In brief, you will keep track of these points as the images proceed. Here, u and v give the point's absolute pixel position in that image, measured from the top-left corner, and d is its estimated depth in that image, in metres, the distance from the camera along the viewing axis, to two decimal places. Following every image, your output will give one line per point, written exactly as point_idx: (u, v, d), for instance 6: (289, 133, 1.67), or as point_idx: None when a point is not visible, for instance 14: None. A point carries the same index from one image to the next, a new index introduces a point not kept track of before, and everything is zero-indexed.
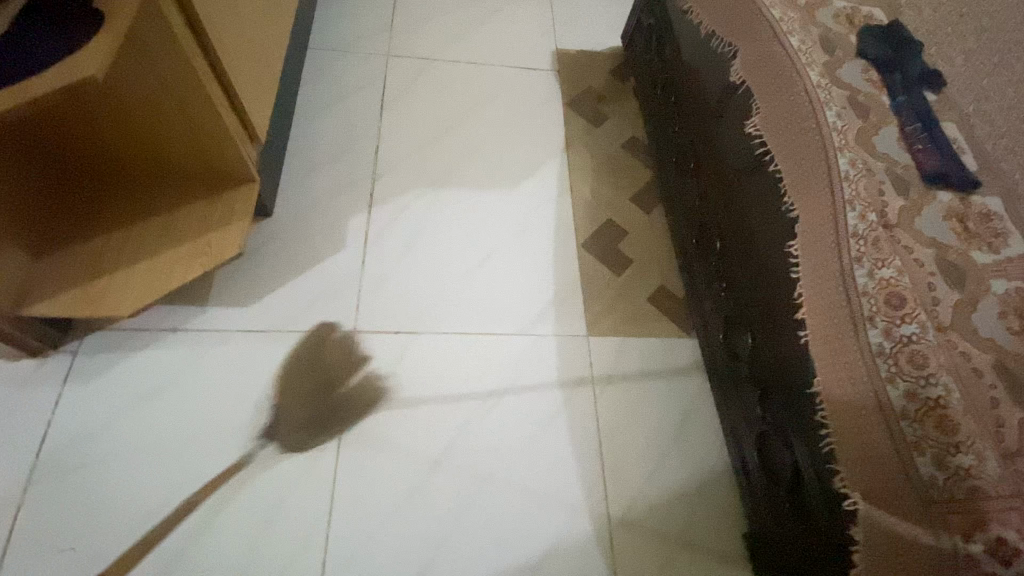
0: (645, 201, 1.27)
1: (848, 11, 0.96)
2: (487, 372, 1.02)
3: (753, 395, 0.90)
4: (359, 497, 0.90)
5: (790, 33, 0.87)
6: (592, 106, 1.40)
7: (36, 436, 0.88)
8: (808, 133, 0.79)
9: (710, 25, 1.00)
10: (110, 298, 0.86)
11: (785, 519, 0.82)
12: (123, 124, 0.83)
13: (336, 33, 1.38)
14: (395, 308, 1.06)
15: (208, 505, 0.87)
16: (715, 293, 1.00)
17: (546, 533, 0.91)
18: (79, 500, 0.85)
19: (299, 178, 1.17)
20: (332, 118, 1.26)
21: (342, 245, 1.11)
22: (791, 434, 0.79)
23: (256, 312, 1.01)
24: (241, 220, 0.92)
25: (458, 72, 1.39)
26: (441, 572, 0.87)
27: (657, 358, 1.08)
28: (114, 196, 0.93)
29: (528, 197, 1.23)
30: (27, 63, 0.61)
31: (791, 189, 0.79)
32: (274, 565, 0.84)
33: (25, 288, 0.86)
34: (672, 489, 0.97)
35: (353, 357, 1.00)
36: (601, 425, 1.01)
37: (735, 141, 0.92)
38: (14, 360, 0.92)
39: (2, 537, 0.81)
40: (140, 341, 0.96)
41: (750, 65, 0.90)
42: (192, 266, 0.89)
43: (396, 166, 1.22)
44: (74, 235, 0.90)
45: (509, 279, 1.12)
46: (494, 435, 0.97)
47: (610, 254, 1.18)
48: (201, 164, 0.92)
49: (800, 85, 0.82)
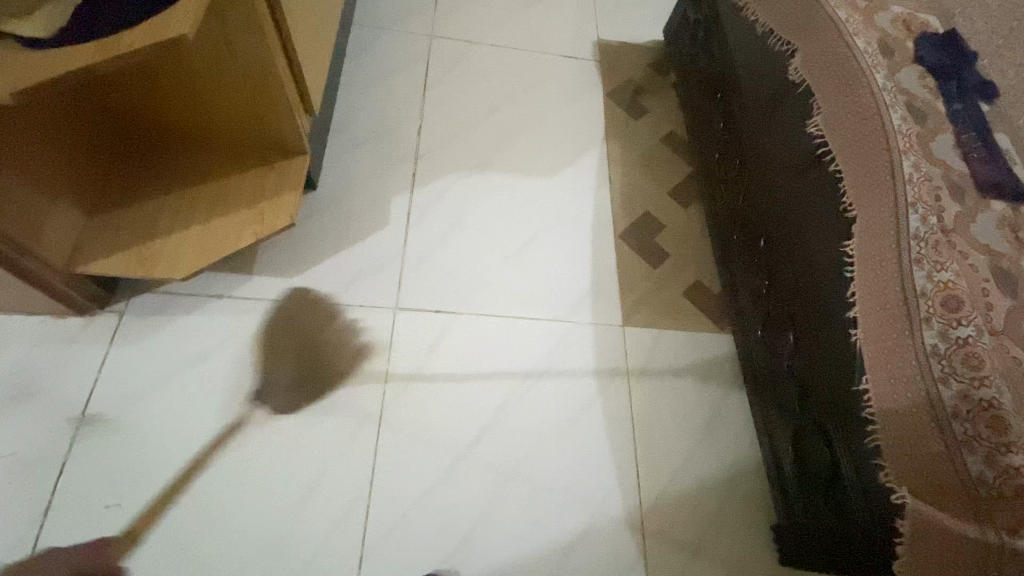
0: (682, 196, 1.28)
1: (905, 16, 0.93)
2: (525, 355, 1.03)
3: (790, 391, 0.91)
4: (398, 471, 0.91)
5: (856, 35, 0.88)
6: (632, 98, 1.40)
7: (80, 393, 0.88)
8: (874, 135, 0.80)
9: (768, 22, 1.00)
10: (163, 260, 0.86)
11: (819, 512, 0.84)
12: (186, 87, 0.83)
13: (379, 11, 1.38)
14: (435, 288, 1.07)
15: (251, 470, 0.88)
16: (756, 289, 1.01)
17: (580, 515, 0.93)
18: (124, 459, 0.85)
19: (343, 154, 1.17)
20: (375, 95, 1.25)
21: (385, 222, 1.11)
22: (832, 431, 0.80)
23: (299, 284, 1.02)
24: (293, 191, 0.93)
25: (500, 56, 1.39)
26: (477, 548, 0.88)
27: (691, 352, 1.10)
28: (169, 159, 0.94)
29: (568, 185, 1.24)
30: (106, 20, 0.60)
31: (851, 190, 0.80)
32: (315, 533, 0.85)
33: (79, 245, 0.86)
34: (702, 479, 0.99)
35: (394, 333, 1.01)
36: (636, 414, 1.02)
37: (790, 138, 0.93)
38: (60, 318, 0.92)
39: (47, 492, 0.82)
40: (186, 306, 0.97)
41: (811, 64, 0.91)
42: (246, 234, 0.89)
43: (439, 147, 1.22)
44: (129, 196, 0.91)
45: (548, 265, 1.13)
46: (531, 418, 0.99)
47: (648, 247, 1.19)
48: (258, 133, 0.92)
49: (865, 88, 0.83)
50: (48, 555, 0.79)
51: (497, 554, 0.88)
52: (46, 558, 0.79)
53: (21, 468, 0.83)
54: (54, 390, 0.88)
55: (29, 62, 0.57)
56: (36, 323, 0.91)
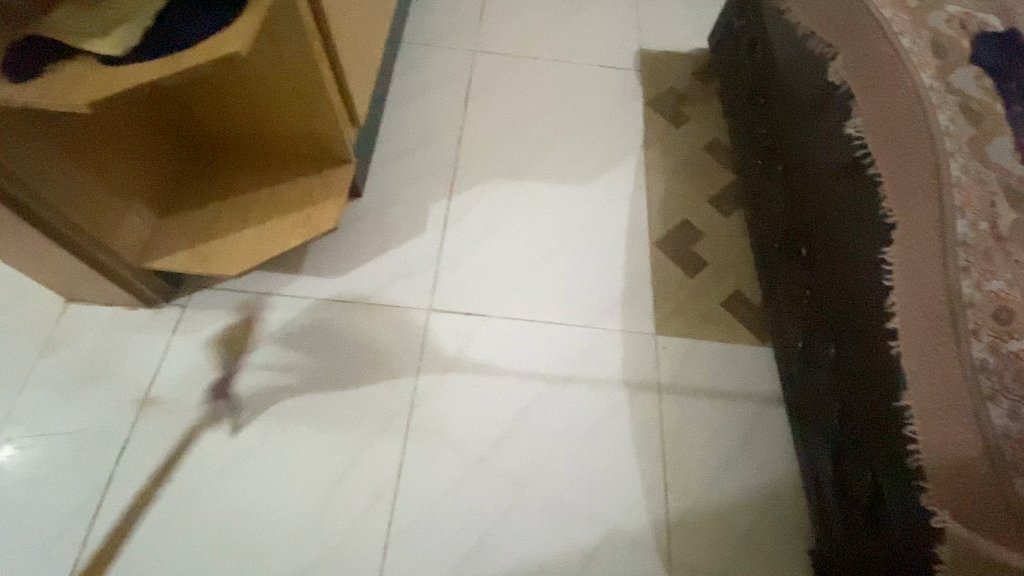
0: (724, 203, 1.25)
1: (961, 14, 0.87)
2: (554, 357, 1.04)
3: (833, 406, 0.86)
4: (427, 464, 0.94)
5: (901, 34, 0.83)
6: (674, 107, 1.39)
7: (144, 377, 0.97)
8: (918, 136, 0.76)
9: (808, 25, 0.97)
10: (222, 258, 0.94)
11: (857, 534, 0.79)
12: (241, 98, 0.91)
13: (428, 29, 1.45)
14: (468, 290, 1.10)
15: (287, 458, 0.93)
16: (797, 299, 0.97)
17: (602, 525, 0.91)
18: (176, 440, 0.93)
19: (388, 163, 1.24)
20: (419, 108, 1.32)
21: (423, 227, 1.17)
22: (871, 447, 0.76)
23: (343, 285, 1.08)
24: (338, 198, 0.99)
25: (542, 68, 1.42)
26: (498, 547, 0.88)
27: (727, 363, 1.05)
28: (226, 165, 1.03)
29: (604, 192, 1.24)
30: (164, 40, 0.64)
31: (892, 195, 0.76)
32: (343, 520, 0.89)
33: (149, 243, 0.95)
34: (734, 497, 0.94)
35: (426, 332, 1.05)
36: (666, 423, 0.99)
37: (829, 142, 0.88)
38: (131, 308, 1.02)
39: (109, 465, 0.90)
40: (240, 301, 1.04)
41: (852, 65, 0.86)
42: (293, 236, 0.96)
43: (478, 157, 1.27)
44: (193, 200, 1.00)
45: (579, 271, 1.13)
46: (556, 420, 0.98)
47: (684, 255, 1.17)
48: (306, 144, 1.00)
49: (909, 87, 0.78)
50: (106, 523, 0.87)
51: (518, 556, 0.88)
52: (104, 524, 0.87)
53: (88, 442, 0.91)
54: (120, 373, 0.97)
55: (107, 76, 0.61)
56: (110, 313, 1.01)
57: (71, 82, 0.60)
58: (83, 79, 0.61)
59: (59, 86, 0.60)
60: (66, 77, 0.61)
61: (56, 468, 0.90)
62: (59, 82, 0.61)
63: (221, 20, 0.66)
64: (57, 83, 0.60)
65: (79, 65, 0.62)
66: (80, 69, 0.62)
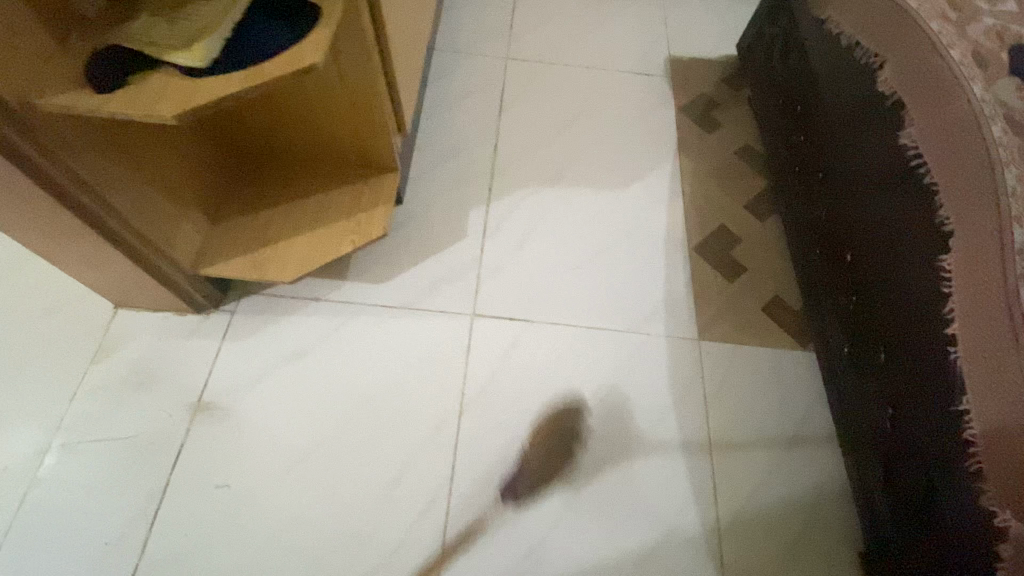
0: (758, 209, 1.26)
1: (998, 27, 0.89)
2: (599, 362, 1.05)
3: (882, 409, 0.87)
4: (480, 468, 0.95)
5: (950, 46, 0.85)
6: (704, 114, 1.41)
7: (196, 383, 0.98)
8: (974, 146, 0.77)
9: (852, 33, 0.97)
10: (276, 265, 0.96)
11: (909, 535, 0.81)
12: (295, 107, 0.91)
13: (459, 36, 1.47)
14: (511, 295, 1.11)
15: (340, 462, 0.94)
16: (841, 304, 0.99)
17: (653, 529, 0.93)
18: (231, 445, 0.94)
19: (427, 169, 1.25)
20: (455, 114, 1.33)
21: (464, 232, 1.18)
22: (927, 450, 0.77)
23: (388, 291, 1.09)
24: (386, 205, 1.00)
25: (573, 75, 1.44)
26: (553, 550, 0.91)
27: (769, 368, 1.07)
28: (274, 173, 1.04)
29: (640, 198, 1.25)
30: (242, 51, 0.65)
31: (948, 203, 0.77)
32: (400, 523, 0.91)
33: (202, 250, 0.96)
34: (784, 501, 0.96)
35: (471, 337, 1.06)
36: (711, 428, 1.01)
37: (876, 150, 0.90)
38: (180, 314, 1.03)
39: (165, 471, 0.91)
40: (288, 307, 1.06)
41: (900, 74, 0.87)
42: (344, 243, 0.97)
43: (515, 163, 1.28)
44: (243, 207, 1.01)
45: (619, 277, 1.15)
46: (604, 425, 1.00)
47: (723, 260, 1.18)
48: (354, 151, 1.01)
49: (963, 98, 0.80)
50: (166, 527, 0.88)
51: (573, 558, 0.90)
52: (164, 529, 0.87)
53: (145, 447, 0.92)
54: (173, 379, 0.98)
55: (191, 88, 0.62)
56: (159, 319, 1.02)
57: (156, 95, 0.61)
58: (168, 91, 0.62)
59: (144, 98, 0.61)
60: (149, 89, 0.62)
61: (113, 473, 0.90)
62: (144, 93, 0.61)
63: (296, 31, 0.67)
64: (142, 94, 0.61)
65: (162, 77, 0.63)
66: (162, 82, 0.62)
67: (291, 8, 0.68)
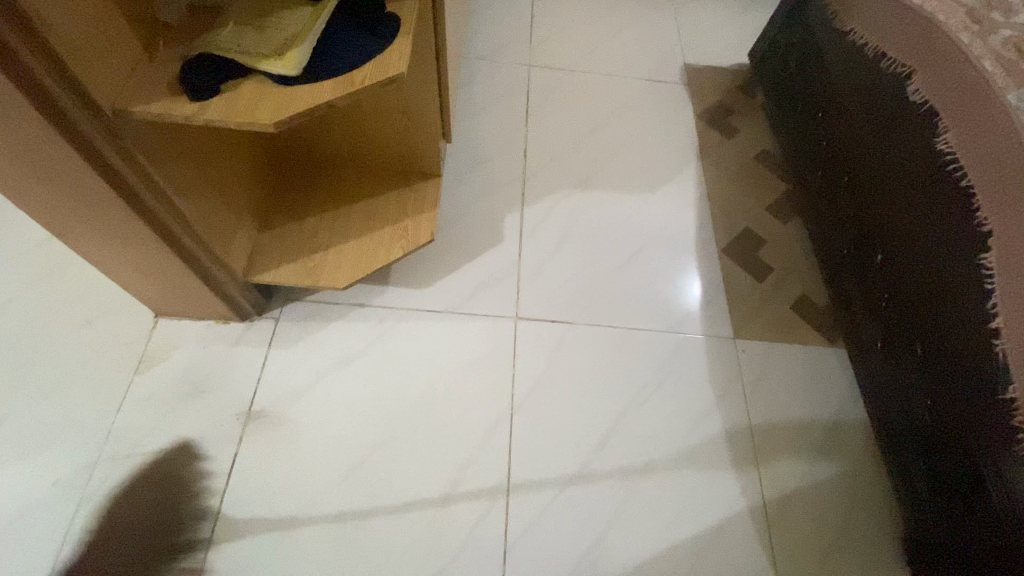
0: (780, 211, 1.31)
1: (1017, 38, 0.91)
2: (642, 362, 1.08)
3: (919, 401, 0.91)
4: (535, 468, 0.97)
5: (981, 58, 0.89)
6: (723, 120, 1.45)
7: (245, 391, 0.97)
8: (1011, 150, 0.80)
9: (880, 45, 1.02)
10: (326, 271, 0.95)
11: (954, 520, 0.85)
12: (346, 115, 0.91)
13: (481, 43, 1.48)
14: (552, 297, 1.13)
15: (397, 466, 0.94)
16: (871, 302, 1.03)
17: (706, 522, 0.96)
18: (287, 450, 0.93)
19: (460, 174, 1.26)
20: (483, 120, 1.35)
21: (502, 236, 1.19)
22: (970, 440, 0.80)
23: (432, 295, 1.10)
24: (432, 211, 1.01)
25: (595, 81, 1.47)
26: (612, 546, 0.92)
27: (802, 365, 1.12)
28: (318, 179, 1.04)
29: (668, 201, 1.29)
30: (327, 61, 0.67)
31: (987, 204, 0.81)
32: (461, 526, 0.91)
33: (252, 257, 0.95)
34: (824, 490, 1.01)
35: (517, 339, 1.08)
36: (753, 423, 1.05)
37: (908, 155, 0.94)
38: (224, 322, 1.01)
39: (221, 481, 0.90)
40: (333, 313, 1.05)
41: (933, 85, 0.92)
42: (393, 248, 0.97)
43: (545, 167, 1.30)
44: (288, 213, 1.00)
45: (655, 278, 1.18)
46: (651, 423, 1.03)
47: (751, 261, 1.22)
48: (400, 157, 1.01)
49: (999, 107, 0.84)
50: (225, 538, 0.86)
51: (631, 554, 0.92)
52: (223, 540, 0.86)
53: (197, 457, 0.91)
54: (220, 388, 0.96)
55: (285, 96, 0.64)
56: (203, 327, 1.01)
57: (252, 103, 0.63)
58: (263, 99, 0.64)
59: (241, 105, 0.63)
60: (244, 97, 0.64)
61: (167, 485, 0.89)
62: (241, 100, 0.63)
63: (375, 38, 0.68)
64: (238, 102, 0.63)
65: (253, 84, 0.65)
66: (255, 89, 0.64)
67: (368, 14, 0.70)
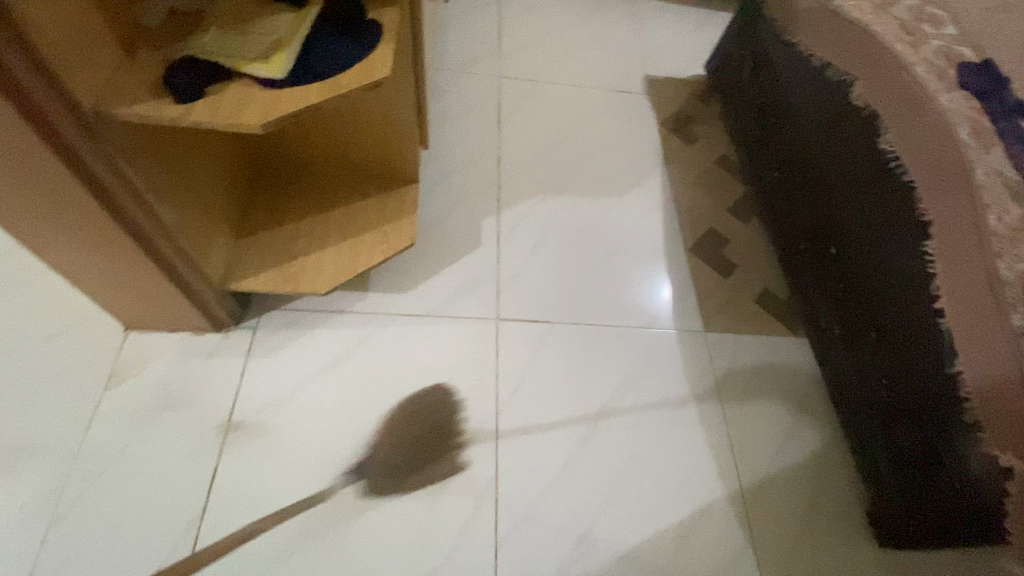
0: (741, 212, 1.39)
1: (944, 47, 1.00)
2: (620, 358, 1.12)
3: (875, 381, 0.97)
4: (521, 465, 0.98)
5: (916, 65, 0.97)
6: (684, 127, 1.53)
7: (224, 401, 0.94)
8: (946, 146, 0.89)
9: (825, 54, 1.10)
10: (307, 276, 0.95)
11: (915, 489, 0.91)
12: (325, 121, 0.92)
13: (452, 55, 1.51)
14: (531, 299, 1.16)
15: (383, 471, 0.94)
16: (828, 291, 1.10)
17: (687, 509, 0.99)
18: (270, 458, 0.92)
19: (436, 181, 1.28)
20: (456, 129, 1.38)
21: (480, 241, 1.21)
22: (924, 413, 0.87)
23: (411, 299, 1.11)
24: (411, 215, 1.02)
25: (563, 92, 1.52)
26: (600, 538, 0.94)
27: (769, 355, 1.18)
28: (295, 186, 1.04)
29: (637, 204, 1.35)
30: (309, 66, 0.68)
31: (927, 195, 0.88)
32: (451, 527, 0.91)
33: (230, 265, 0.94)
34: (795, 472, 1.06)
35: (500, 340, 1.10)
36: (726, 411, 1.09)
37: (855, 154, 1.02)
38: (199, 333, 0.99)
39: (201, 497, 0.87)
40: (313, 320, 1.05)
41: (874, 90, 1.00)
42: (374, 253, 0.98)
43: (519, 174, 1.34)
44: (266, 220, 1.00)
45: (628, 278, 1.22)
46: (631, 416, 1.06)
47: (717, 259, 1.29)
48: (377, 162, 1.02)
49: (933, 108, 0.92)
50: (208, 553, 0.84)
51: (619, 544, 0.95)
52: (206, 555, 0.84)
53: (174, 472, 0.88)
54: (198, 401, 0.94)
55: (271, 99, 0.65)
56: (177, 339, 0.98)
57: (238, 106, 0.64)
58: (249, 102, 0.65)
59: (227, 108, 0.64)
60: (230, 99, 0.64)
61: (143, 504, 0.85)
62: (227, 103, 0.64)
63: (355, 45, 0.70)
64: (224, 105, 0.64)
65: (240, 87, 0.66)
66: (241, 92, 0.65)
67: (347, 21, 0.71)
